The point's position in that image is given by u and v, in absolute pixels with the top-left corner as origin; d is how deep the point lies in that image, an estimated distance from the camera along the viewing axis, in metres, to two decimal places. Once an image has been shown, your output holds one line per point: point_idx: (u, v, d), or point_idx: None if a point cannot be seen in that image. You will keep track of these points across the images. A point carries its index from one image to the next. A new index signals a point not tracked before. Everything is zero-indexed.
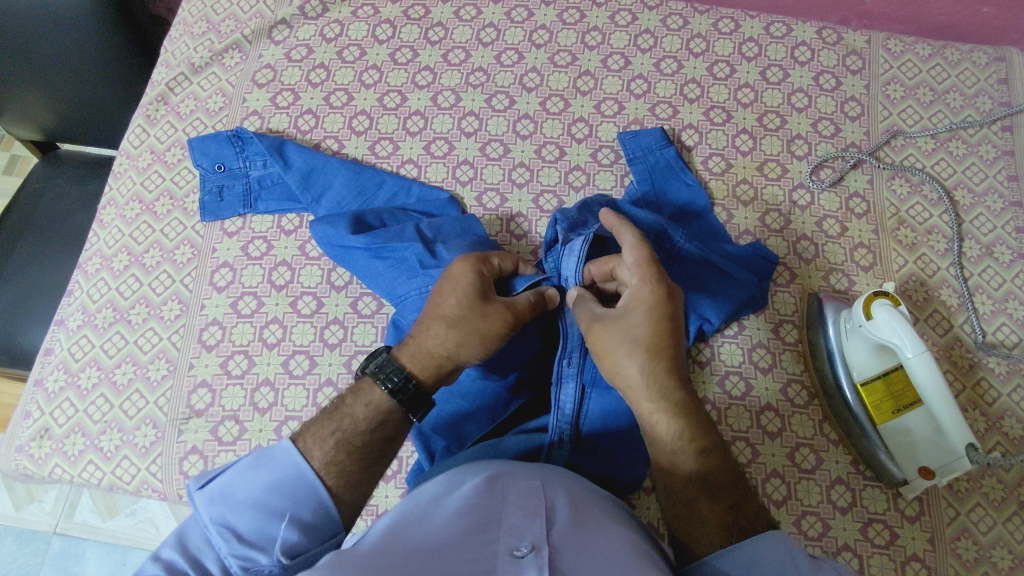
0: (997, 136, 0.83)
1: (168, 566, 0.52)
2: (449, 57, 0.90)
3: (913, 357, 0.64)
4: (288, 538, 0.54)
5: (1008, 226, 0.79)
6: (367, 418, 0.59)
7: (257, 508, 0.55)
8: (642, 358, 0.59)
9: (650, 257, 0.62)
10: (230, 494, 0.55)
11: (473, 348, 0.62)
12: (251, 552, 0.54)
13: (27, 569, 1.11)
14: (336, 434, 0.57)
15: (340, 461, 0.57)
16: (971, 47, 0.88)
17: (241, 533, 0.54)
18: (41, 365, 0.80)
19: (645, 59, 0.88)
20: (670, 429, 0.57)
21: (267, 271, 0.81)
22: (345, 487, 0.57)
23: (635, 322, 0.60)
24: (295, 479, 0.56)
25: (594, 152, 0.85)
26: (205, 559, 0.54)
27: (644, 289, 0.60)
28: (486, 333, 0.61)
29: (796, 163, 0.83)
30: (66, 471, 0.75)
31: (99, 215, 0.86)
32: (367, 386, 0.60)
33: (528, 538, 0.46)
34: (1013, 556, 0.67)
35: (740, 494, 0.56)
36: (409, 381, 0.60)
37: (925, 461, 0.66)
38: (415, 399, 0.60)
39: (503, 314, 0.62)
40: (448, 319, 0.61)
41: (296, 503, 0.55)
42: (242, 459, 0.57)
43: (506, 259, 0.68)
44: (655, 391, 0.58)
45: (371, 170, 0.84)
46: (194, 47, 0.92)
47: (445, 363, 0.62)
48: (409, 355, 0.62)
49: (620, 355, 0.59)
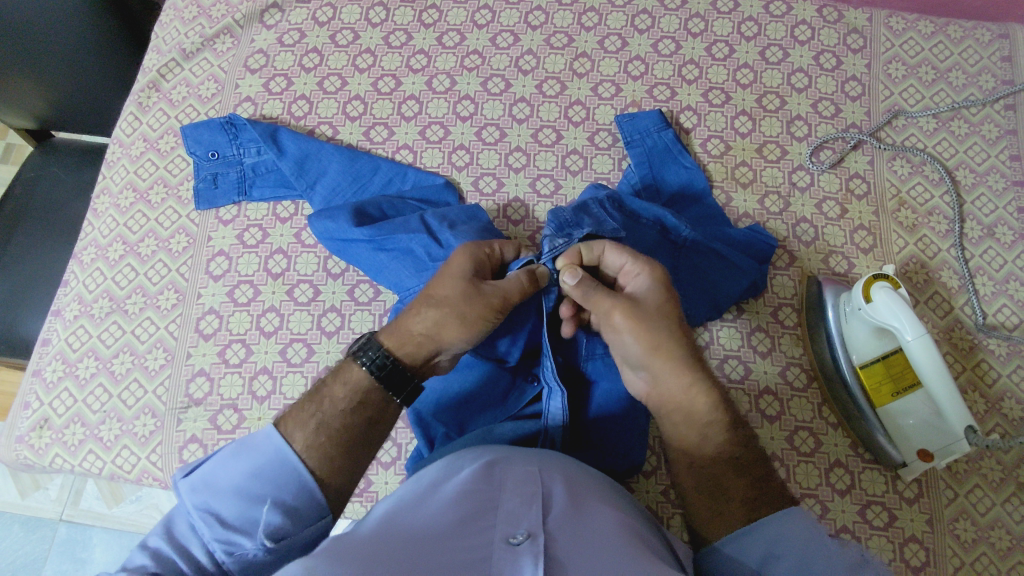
0: (1000, 115, 0.82)
1: (156, 553, 0.52)
2: (444, 40, 0.88)
3: (912, 339, 0.64)
4: (271, 521, 0.53)
5: (1010, 206, 0.78)
6: (346, 398, 0.58)
7: (240, 494, 0.54)
8: (678, 333, 0.59)
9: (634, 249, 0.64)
10: (214, 481, 0.54)
11: (455, 331, 0.60)
12: (234, 537, 0.53)
13: (34, 556, 1.12)
14: (316, 416, 0.57)
15: (322, 444, 0.56)
16: (974, 24, 0.86)
17: (224, 518, 0.53)
18: (39, 356, 0.80)
19: (643, 40, 0.87)
20: (708, 401, 0.58)
21: (264, 259, 0.80)
22: (327, 469, 0.55)
23: (658, 300, 0.60)
24: (277, 466, 0.55)
25: (591, 135, 0.84)
26: (191, 546, 0.53)
27: (655, 272, 0.61)
28: (467, 313, 0.60)
29: (796, 144, 0.82)
30: (66, 461, 0.76)
31: (94, 205, 0.86)
32: (347, 365, 0.60)
33: (524, 526, 0.46)
34: (1011, 536, 0.67)
35: (766, 471, 0.57)
36: (387, 357, 0.59)
37: (923, 444, 0.67)
38: (394, 378, 0.59)
39: (491, 301, 0.60)
40: (432, 299, 0.60)
41: (278, 487, 0.54)
42: (224, 448, 0.56)
43: (508, 247, 0.68)
44: (688, 364, 0.58)
45: (366, 155, 0.83)
46: (184, 33, 0.91)
47: (425, 343, 0.60)
48: (389, 333, 0.61)
49: (658, 330, 0.58)
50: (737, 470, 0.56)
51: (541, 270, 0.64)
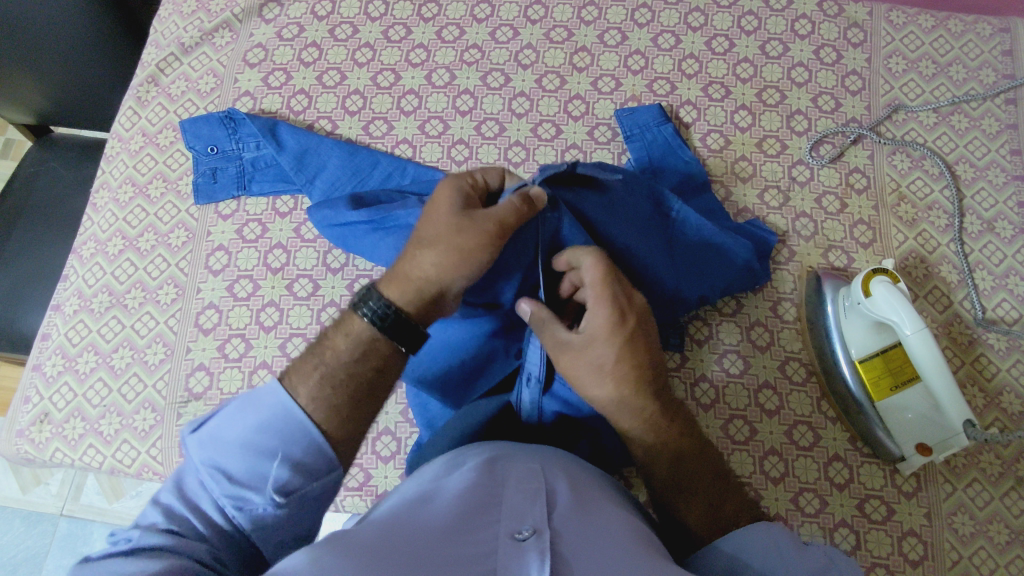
0: (1000, 109, 0.82)
1: (168, 510, 0.51)
2: (443, 34, 0.88)
3: (911, 333, 0.64)
4: (280, 476, 0.51)
5: (1010, 201, 0.78)
6: (349, 349, 0.55)
7: (247, 449, 0.51)
8: (611, 385, 0.57)
9: (604, 277, 0.57)
10: (219, 436, 0.52)
11: (456, 266, 0.58)
12: (243, 492, 0.51)
13: (35, 551, 1.13)
14: (320, 368, 0.54)
15: (327, 396, 0.53)
16: (975, 18, 0.86)
17: (232, 474, 0.51)
18: (39, 350, 0.80)
19: (643, 34, 0.87)
20: (645, 438, 0.58)
21: (263, 254, 0.80)
22: (334, 423, 0.53)
23: (597, 349, 0.57)
24: (284, 418, 0.52)
25: (591, 129, 0.84)
26: (202, 502, 0.51)
27: (600, 317, 0.57)
28: (464, 247, 0.58)
29: (796, 138, 0.82)
30: (66, 455, 0.76)
31: (93, 199, 0.85)
32: (348, 317, 0.57)
33: (529, 522, 0.46)
34: (1010, 531, 0.68)
35: (720, 491, 0.57)
36: (390, 307, 0.56)
37: (922, 438, 0.67)
38: (399, 326, 0.57)
39: (486, 229, 0.58)
40: (425, 241, 0.59)
41: (286, 442, 0.52)
42: (231, 403, 0.53)
43: (490, 174, 0.66)
44: (625, 409, 0.58)
45: (365, 150, 0.82)
46: (183, 27, 0.91)
47: (424, 289, 0.58)
48: (391, 284, 0.58)
49: (588, 382, 0.58)
50: (705, 480, 0.57)
51: (534, 192, 0.61)
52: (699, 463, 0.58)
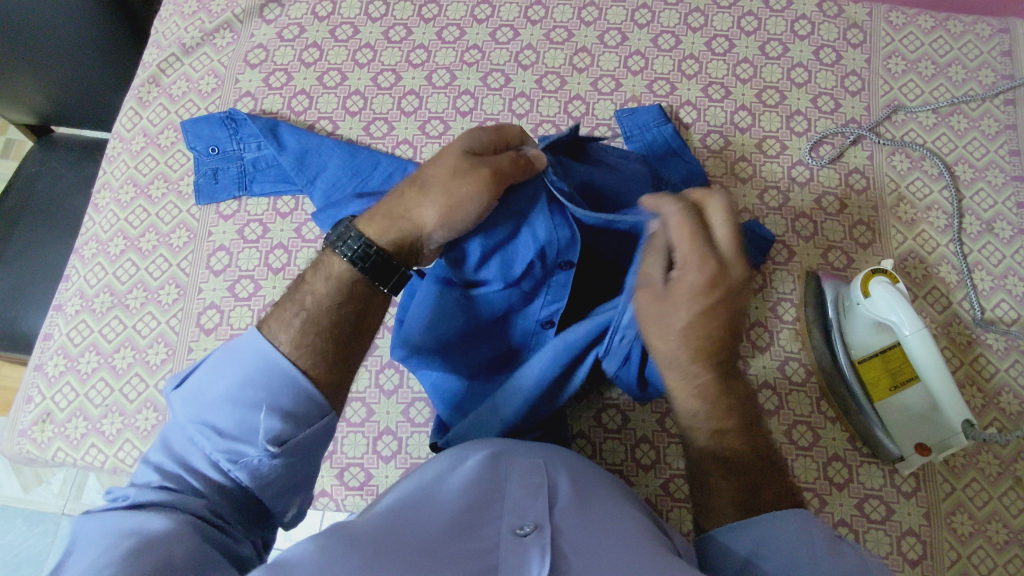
0: (999, 110, 0.82)
1: (159, 468, 0.52)
2: (443, 35, 0.88)
3: (910, 334, 0.65)
4: (270, 427, 0.51)
5: (1009, 201, 0.79)
6: (331, 294, 0.56)
7: (234, 404, 0.52)
8: (676, 342, 0.54)
9: (700, 237, 0.53)
10: (204, 394, 0.53)
11: (440, 215, 0.57)
12: (234, 446, 0.51)
13: (38, 550, 1.13)
14: (300, 315, 0.55)
15: (310, 342, 0.54)
16: (974, 19, 0.86)
17: (221, 429, 0.52)
18: (41, 350, 0.81)
19: (643, 35, 0.87)
20: (695, 406, 0.56)
21: (264, 254, 0.81)
22: (318, 369, 0.54)
23: (676, 306, 0.53)
24: (268, 370, 0.53)
25: (591, 130, 0.84)
26: (192, 459, 0.52)
27: (690, 274, 0.53)
28: (452, 194, 0.56)
29: (795, 139, 0.82)
30: (69, 455, 0.76)
31: (95, 200, 0.86)
32: (327, 259, 0.57)
33: (531, 516, 0.46)
34: (1008, 530, 0.68)
35: (761, 475, 0.55)
36: (369, 248, 0.56)
37: (921, 438, 0.67)
38: (380, 268, 0.57)
39: (477, 178, 0.56)
40: (422, 183, 0.58)
41: (273, 393, 0.52)
42: (213, 360, 0.54)
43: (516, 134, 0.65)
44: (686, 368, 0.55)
45: (366, 151, 0.81)
46: (184, 28, 0.91)
47: (409, 229, 0.58)
48: (368, 223, 0.58)
49: (652, 333, 0.55)
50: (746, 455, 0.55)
51: (535, 155, 0.60)
52: (741, 444, 0.56)
